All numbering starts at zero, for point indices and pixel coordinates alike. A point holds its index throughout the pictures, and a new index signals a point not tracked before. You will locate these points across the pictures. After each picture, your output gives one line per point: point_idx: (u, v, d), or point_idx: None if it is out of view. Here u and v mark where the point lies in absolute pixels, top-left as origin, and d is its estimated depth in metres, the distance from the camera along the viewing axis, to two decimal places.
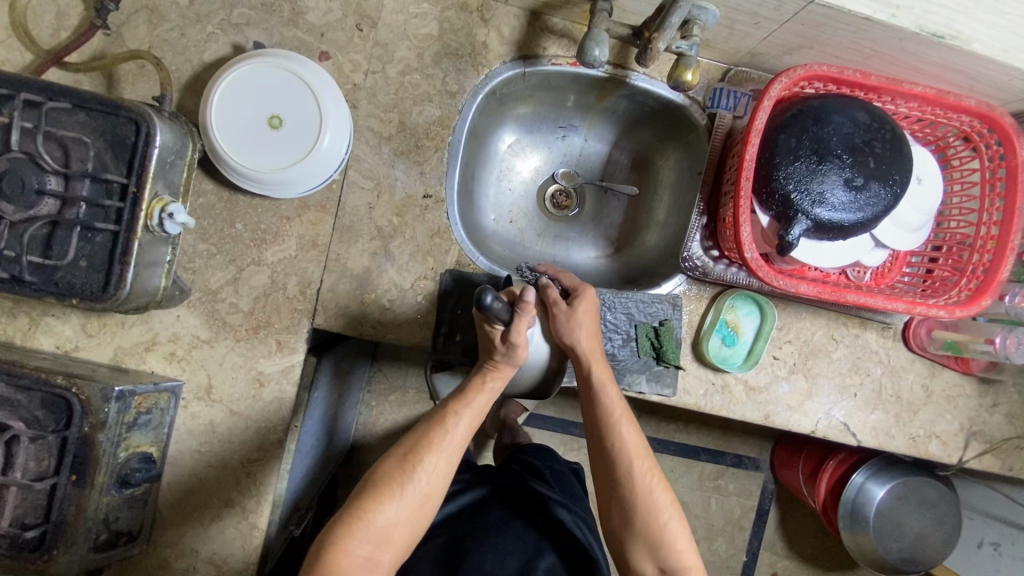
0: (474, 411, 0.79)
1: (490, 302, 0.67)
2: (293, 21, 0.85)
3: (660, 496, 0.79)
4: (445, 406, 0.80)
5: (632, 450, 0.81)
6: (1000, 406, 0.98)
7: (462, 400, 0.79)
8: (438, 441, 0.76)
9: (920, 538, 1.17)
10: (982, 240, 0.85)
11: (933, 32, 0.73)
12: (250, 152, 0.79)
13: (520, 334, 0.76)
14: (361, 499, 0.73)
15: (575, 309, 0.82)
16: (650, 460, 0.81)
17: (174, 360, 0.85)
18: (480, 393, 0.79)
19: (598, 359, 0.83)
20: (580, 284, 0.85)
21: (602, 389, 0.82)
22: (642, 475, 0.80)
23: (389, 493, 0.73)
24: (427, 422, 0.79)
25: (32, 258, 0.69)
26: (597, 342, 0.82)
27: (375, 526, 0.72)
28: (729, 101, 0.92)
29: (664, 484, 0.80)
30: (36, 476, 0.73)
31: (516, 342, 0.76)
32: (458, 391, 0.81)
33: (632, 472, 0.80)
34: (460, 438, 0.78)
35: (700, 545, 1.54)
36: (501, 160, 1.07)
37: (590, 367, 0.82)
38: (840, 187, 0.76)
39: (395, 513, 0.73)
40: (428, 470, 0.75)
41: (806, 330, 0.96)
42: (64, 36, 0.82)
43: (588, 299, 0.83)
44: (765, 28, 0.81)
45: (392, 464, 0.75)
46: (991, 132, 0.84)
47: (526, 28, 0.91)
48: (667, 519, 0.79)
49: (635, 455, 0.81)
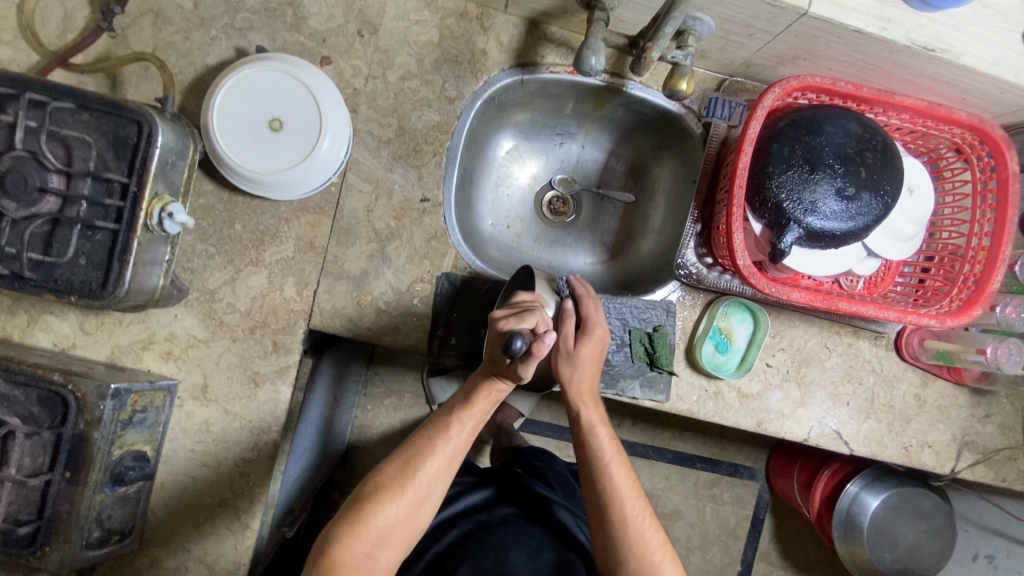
0: (476, 418, 0.79)
1: (519, 347, 0.71)
2: (295, 26, 0.87)
3: (653, 540, 0.79)
4: (449, 411, 0.80)
5: (626, 492, 0.80)
6: (993, 417, 0.99)
7: (465, 406, 0.79)
8: (440, 444, 0.77)
9: (914, 549, 1.16)
10: (973, 251, 0.86)
11: (924, 45, 0.75)
12: (249, 154, 0.80)
13: (527, 370, 0.75)
14: (362, 499, 0.74)
15: (578, 361, 0.83)
16: (644, 504, 0.81)
17: (170, 360, 0.86)
18: (482, 401, 0.79)
19: (591, 402, 0.83)
20: (593, 318, 0.84)
21: (594, 434, 0.82)
22: (636, 516, 0.79)
23: (389, 492, 0.74)
24: (431, 426, 0.80)
25: (32, 255, 0.70)
26: (590, 376, 0.84)
27: (375, 524, 0.72)
28: (725, 111, 0.93)
29: (656, 527, 0.80)
30: (30, 472, 0.73)
31: (524, 379, 0.76)
32: (462, 397, 0.81)
33: (624, 513, 0.79)
34: (461, 443, 0.78)
35: (695, 554, 1.53)
36: (500, 166, 1.08)
37: (583, 411, 0.83)
38: (832, 197, 0.77)
39: (395, 512, 0.73)
40: (428, 472, 0.76)
41: (799, 338, 0.96)
42: (70, 38, 0.83)
43: (591, 338, 0.83)
44: (760, 39, 0.82)
45: (395, 463, 0.76)
46: (982, 144, 0.85)
47: (525, 36, 0.92)
48: (661, 563, 0.78)
49: (627, 497, 0.80)
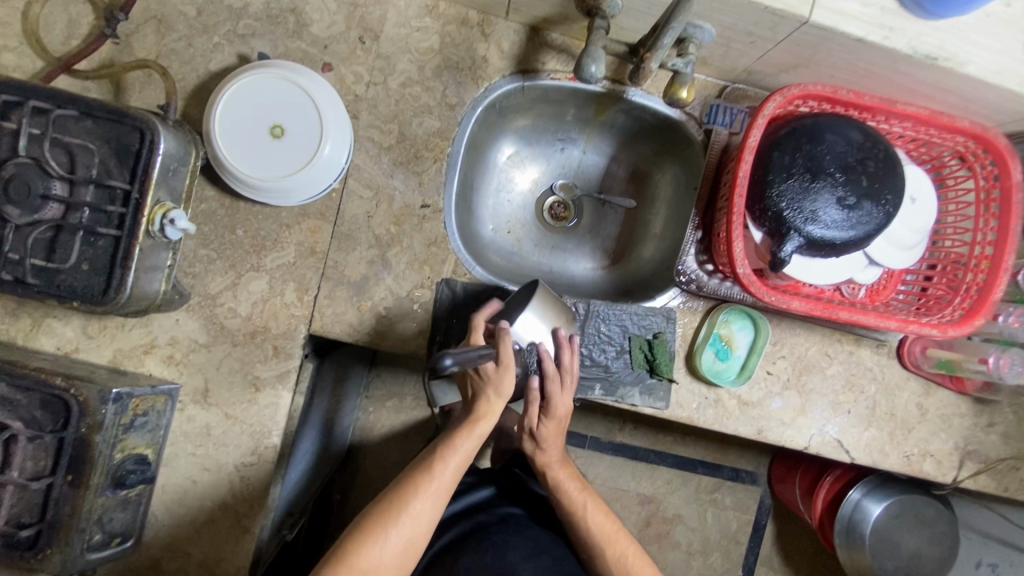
0: (460, 456, 0.81)
1: (450, 365, 0.67)
2: (297, 33, 0.87)
3: (642, 572, 0.83)
4: (433, 453, 0.81)
5: (606, 535, 0.85)
6: (995, 426, 0.98)
7: (448, 447, 0.81)
8: (424, 486, 0.78)
9: (916, 558, 1.15)
10: (976, 260, 0.85)
11: (926, 54, 0.75)
12: (250, 160, 0.80)
13: (507, 357, 0.79)
14: (352, 536, 0.74)
15: (542, 437, 0.88)
16: (628, 540, 0.85)
17: (171, 364, 0.86)
18: (465, 440, 0.81)
19: (558, 465, 0.90)
20: (558, 400, 0.84)
21: (566, 492, 0.89)
22: (620, 555, 0.84)
23: (374, 534, 0.74)
24: (415, 469, 0.81)
25: (35, 261, 0.70)
26: (556, 441, 0.89)
27: (359, 565, 0.72)
28: (726, 117, 0.94)
29: (643, 558, 0.84)
30: (31, 476, 0.74)
31: (511, 368, 0.80)
32: (446, 439, 0.83)
33: (608, 556, 0.84)
34: (446, 484, 0.79)
35: (696, 559, 1.53)
36: (501, 171, 1.08)
37: (550, 474, 0.90)
38: (833, 206, 0.77)
39: (380, 554, 0.73)
40: (413, 514, 0.76)
41: (800, 345, 0.96)
42: (74, 45, 0.84)
43: (554, 416, 0.85)
44: (761, 47, 0.82)
45: (381, 505, 0.76)
46: (986, 153, 0.84)
47: (526, 43, 0.92)
48: None
49: (607, 540, 0.85)
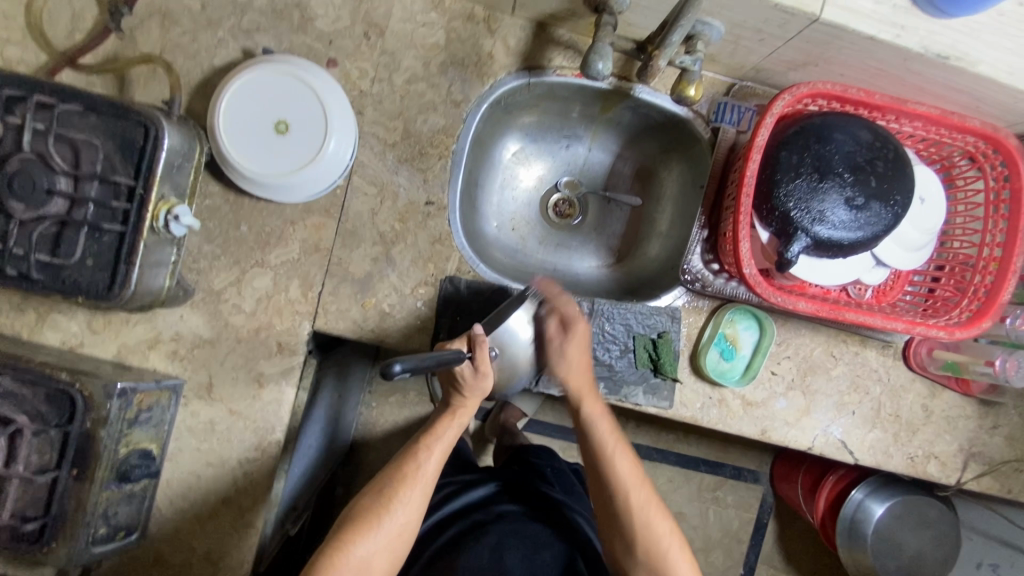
0: (443, 446, 0.81)
1: (400, 371, 0.64)
2: (302, 28, 0.87)
3: (660, 524, 0.80)
4: (416, 442, 0.82)
5: (630, 480, 0.82)
6: (1000, 428, 0.98)
7: (432, 435, 0.82)
8: (411, 475, 0.78)
9: (917, 558, 1.15)
10: (984, 261, 0.85)
11: (938, 53, 0.74)
12: (254, 156, 0.80)
13: (484, 363, 0.79)
14: (343, 531, 0.74)
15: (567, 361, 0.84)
16: (652, 493, 0.82)
17: (175, 359, 0.87)
18: (448, 428, 0.82)
19: (588, 395, 0.84)
20: (573, 314, 0.85)
21: (593, 426, 0.83)
22: (641, 503, 0.81)
23: (364, 528, 0.74)
24: (400, 457, 0.81)
25: (40, 257, 0.70)
26: (584, 375, 0.84)
27: (350, 559, 0.72)
28: (734, 115, 0.92)
29: (662, 510, 0.81)
30: (37, 469, 0.74)
31: (484, 373, 0.80)
32: (428, 429, 0.83)
33: (628, 501, 0.81)
34: (432, 472, 0.80)
35: (697, 556, 1.53)
36: (505, 168, 1.08)
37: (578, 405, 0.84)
38: (840, 206, 0.76)
39: (371, 547, 0.74)
40: (402, 504, 0.76)
41: (805, 346, 0.96)
42: (78, 38, 0.84)
43: (575, 335, 0.85)
44: (770, 44, 0.81)
45: (370, 497, 0.77)
46: (996, 154, 0.84)
47: (533, 39, 0.91)
48: (669, 546, 0.80)
49: (631, 485, 0.81)
